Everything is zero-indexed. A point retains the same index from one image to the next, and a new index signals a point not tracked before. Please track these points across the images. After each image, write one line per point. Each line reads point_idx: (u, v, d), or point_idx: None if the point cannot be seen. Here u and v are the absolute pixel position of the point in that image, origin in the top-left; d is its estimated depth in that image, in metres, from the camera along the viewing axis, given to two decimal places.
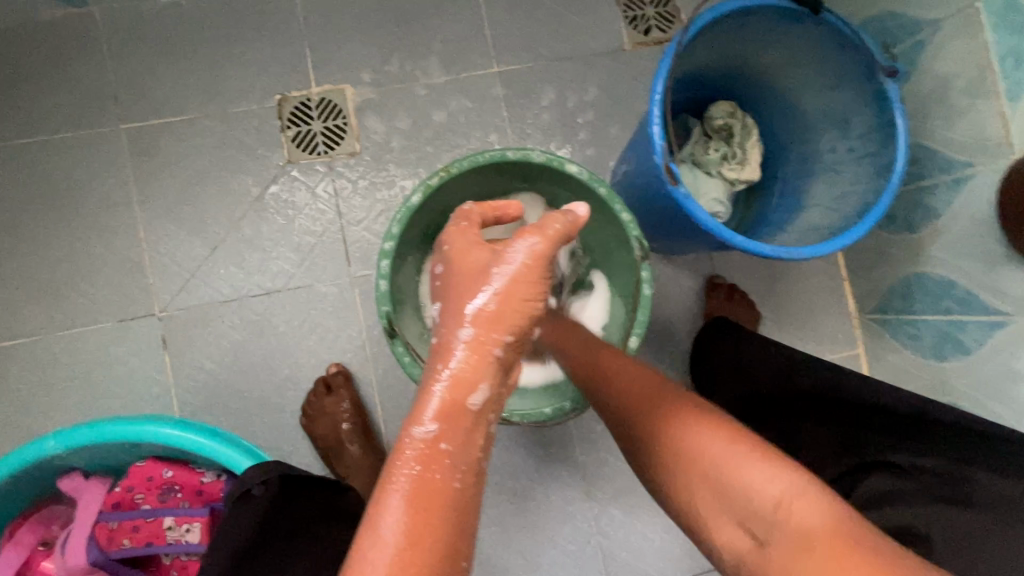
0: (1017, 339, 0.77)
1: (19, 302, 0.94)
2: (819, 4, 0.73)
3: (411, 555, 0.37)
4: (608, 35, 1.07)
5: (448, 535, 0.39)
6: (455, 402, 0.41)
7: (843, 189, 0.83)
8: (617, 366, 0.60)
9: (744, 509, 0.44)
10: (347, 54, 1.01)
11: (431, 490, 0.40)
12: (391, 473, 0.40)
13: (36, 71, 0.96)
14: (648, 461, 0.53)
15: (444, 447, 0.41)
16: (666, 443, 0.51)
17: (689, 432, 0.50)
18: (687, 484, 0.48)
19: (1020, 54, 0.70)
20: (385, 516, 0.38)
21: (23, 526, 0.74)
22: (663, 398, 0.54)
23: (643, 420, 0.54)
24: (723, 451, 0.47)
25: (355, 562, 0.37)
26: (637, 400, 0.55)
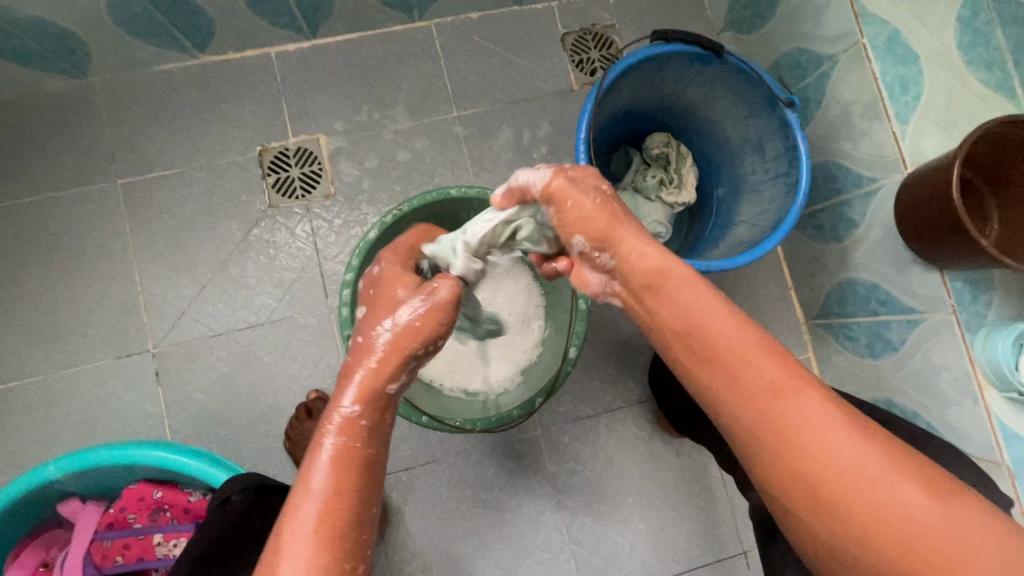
0: (933, 334, 0.84)
1: (24, 345, 1.02)
2: (720, 48, 0.86)
3: (331, 512, 0.50)
4: (557, 78, 1.18)
5: (362, 495, 0.52)
6: (379, 388, 0.57)
7: (763, 206, 0.92)
8: (722, 332, 0.55)
9: (820, 462, 0.48)
10: (320, 107, 1.12)
11: (353, 460, 0.53)
12: (321, 444, 0.54)
13: (42, 137, 1.07)
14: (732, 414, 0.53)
15: (362, 421, 0.55)
16: (777, 415, 0.51)
17: (853, 450, 0.48)
18: (775, 454, 0.51)
19: (906, 81, 0.83)
20: (314, 473, 0.52)
21: (26, 549, 0.82)
22: (829, 407, 0.50)
23: (760, 393, 0.52)
24: (852, 454, 0.48)
25: (290, 512, 0.50)
26: (790, 406, 0.51)
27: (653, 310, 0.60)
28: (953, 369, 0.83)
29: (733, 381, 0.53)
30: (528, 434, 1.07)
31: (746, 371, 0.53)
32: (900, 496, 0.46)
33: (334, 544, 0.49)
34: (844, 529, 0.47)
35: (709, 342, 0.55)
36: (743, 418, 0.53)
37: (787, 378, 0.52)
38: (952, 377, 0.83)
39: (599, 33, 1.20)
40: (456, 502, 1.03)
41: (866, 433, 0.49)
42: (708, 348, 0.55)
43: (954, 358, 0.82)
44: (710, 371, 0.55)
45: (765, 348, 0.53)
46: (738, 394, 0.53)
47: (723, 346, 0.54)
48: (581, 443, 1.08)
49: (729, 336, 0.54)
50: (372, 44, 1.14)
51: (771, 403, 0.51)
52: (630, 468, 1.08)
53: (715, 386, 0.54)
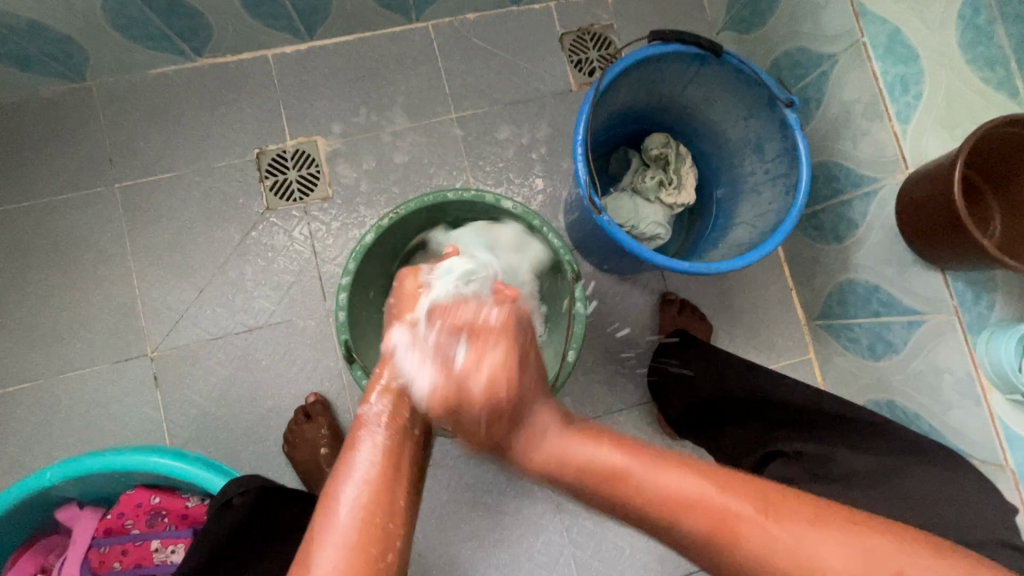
0: (935, 336, 0.84)
1: (23, 349, 1.02)
2: (719, 48, 0.85)
3: (364, 509, 0.49)
4: (556, 78, 1.17)
5: (392, 487, 0.51)
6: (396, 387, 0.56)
7: (763, 207, 0.91)
8: (660, 480, 0.48)
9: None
10: (318, 109, 1.12)
11: (387, 451, 0.53)
12: (354, 440, 0.54)
13: (40, 141, 1.07)
14: (707, 558, 0.48)
15: (386, 416, 0.55)
16: (749, 550, 0.46)
17: (822, 566, 0.45)
18: None
19: (906, 80, 0.82)
20: (348, 465, 0.52)
21: (24, 554, 0.82)
22: (785, 528, 0.46)
23: (722, 536, 0.47)
24: (827, 560, 0.45)
25: (325, 504, 0.50)
26: (749, 544, 0.46)
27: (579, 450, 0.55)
28: (955, 371, 0.82)
29: (696, 538, 0.47)
30: None
31: (697, 518, 0.47)
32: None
33: (371, 523, 0.49)
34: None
35: (651, 501, 0.48)
36: (710, 563, 0.48)
37: (732, 510, 0.47)
38: (954, 379, 0.82)
39: (598, 33, 1.19)
40: (456, 506, 1.03)
41: (821, 526, 0.47)
42: (651, 510, 0.48)
43: (956, 360, 0.81)
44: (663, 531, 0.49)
45: (702, 483, 0.48)
46: (696, 546, 0.48)
47: (667, 505, 0.48)
48: None
49: (668, 492, 0.48)
50: (369, 46, 1.14)
51: (730, 550, 0.47)
52: None
53: (672, 544, 0.49)
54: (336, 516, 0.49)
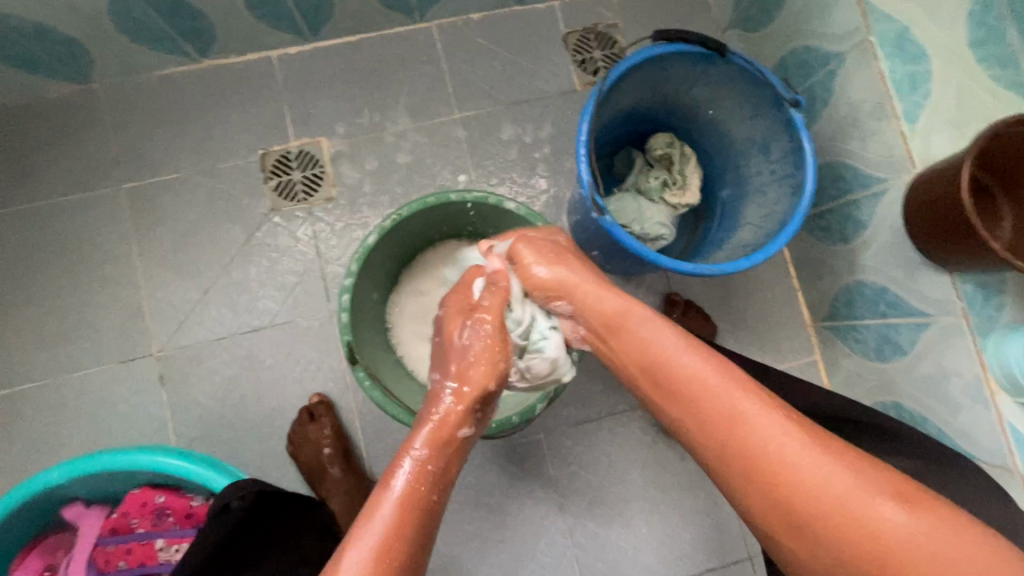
0: (943, 338, 0.82)
1: (31, 348, 1.03)
2: (724, 47, 0.84)
3: (395, 547, 0.49)
4: (560, 78, 1.17)
5: (425, 530, 0.52)
6: (447, 433, 0.58)
7: (768, 208, 0.91)
8: (686, 362, 0.55)
9: (796, 482, 0.48)
10: (322, 110, 1.12)
11: (420, 504, 0.53)
12: (390, 481, 0.53)
13: (48, 143, 1.08)
14: (704, 442, 0.53)
15: (430, 467, 0.55)
16: (745, 436, 0.51)
17: (822, 474, 0.47)
18: (750, 478, 0.50)
19: (915, 80, 0.81)
20: (380, 508, 0.51)
21: (31, 553, 0.83)
22: (794, 429, 0.50)
23: (725, 420, 0.52)
24: (818, 468, 0.48)
25: (351, 537, 0.49)
26: (752, 435, 0.50)
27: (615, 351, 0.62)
28: (963, 374, 0.81)
29: (707, 418, 0.53)
30: (531, 438, 1.06)
31: (712, 397, 0.53)
32: (871, 515, 0.45)
33: (393, 551, 0.49)
34: (818, 549, 0.47)
35: (670, 375, 0.56)
36: (711, 448, 0.53)
37: (742, 402, 0.52)
38: (962, 382, 0.81)
39: (602, 33, 1.19)
40: (458, 506, 1.03)
41: (830, 446, 0.49)
42: (670, 383, 0.56)
43: (964, 363, 0.80)
44: (679, 405, 0.55)
45: (722, 373, 0.54)
46: (704, 430, 0.53)
47: (682, 381, 0.55)
48: (584, 447, 1.07)
49: (689, 371, 0.55)
50: (373, 47, 1.14)
51: (733, 434, 0.51)
52: (633, 473, 1.07)
53: (682, 417, 0.55)
54: (366, 545, 0.48)
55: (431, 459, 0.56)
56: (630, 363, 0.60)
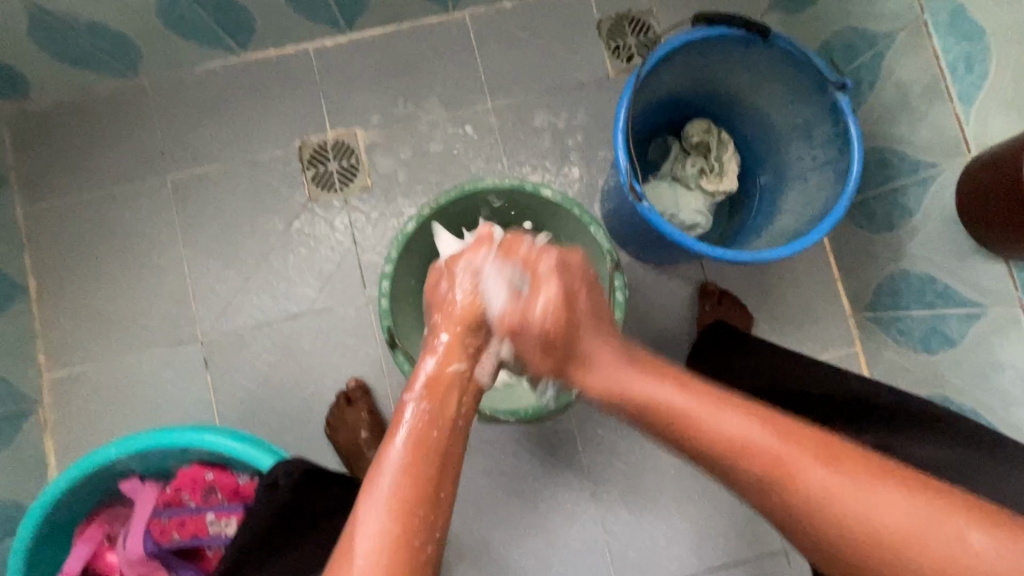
0: (996, 329, 0.79)
1: (86, 332, 1.09)
2: (767, 29, 0.82)
3: (403, 491, 0.49)
4: (593, 66, 1.16)
5: (432, 474, 0.51)
6: (439, 371, 0.58)
7: (811, 194, 0.89)
8: (724, 423, 0.52)
9: (867, 534, 0.47)
10: (357, 101, 1.13)
11: (424, 444, 0.53)
12: (392, 432, 0.53)
13: (99, 136, 1.12)
14: (759, 497, 0.51)
15: (426, 406, 0.55)
16: (800, 492, 0.49)
17: (903, 522, 0.46)
18: (818, 531, 0.49)
19: (971, 58, 0.76)
20: (386, 458, 0.51)
21: (92, 523, 0.88)
22: (856, 480, 0.48)
23: (774, 479, 0.50)
24: (888, 515, 0.46)
25: (364, 492, 0.50)
26: (821, 503, 0.48)
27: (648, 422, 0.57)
28: (1018, 367, 0.78)
29: (759, 479, 0.50)
30: (563, 426, 1.06)
31: (755, 457, 0.50)
32: (944, 548, 0.44)
33: (403, 516, 0.48)
34: None
35: (716, 450, 0.52)
36: (781, 517, 0.50)
37: (788, 457, 0.50)
38: (1017, 375, 0.78)
39: (636, 18, 1.17)
40: (491, 491, 1.04)
41: (885, 483, 0.47)
42: (718, 459, 0.52)
43: (1020, 355, 0.77)
44: (732, 476, 0.52)
45: (767, 437, 0.51)
46: (768, 499, 0.51)
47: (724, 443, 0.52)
48: (616, 436, 1.07)
49: (732, 437, 0.51)
50: (407, 37, 1.15)
51: (799, 503, 0.49)
52: (665, 462, 1.06)
53: (743, 489, 0.52)
54: (373, 509, 0.48)
55: (427, 403, 0.55)
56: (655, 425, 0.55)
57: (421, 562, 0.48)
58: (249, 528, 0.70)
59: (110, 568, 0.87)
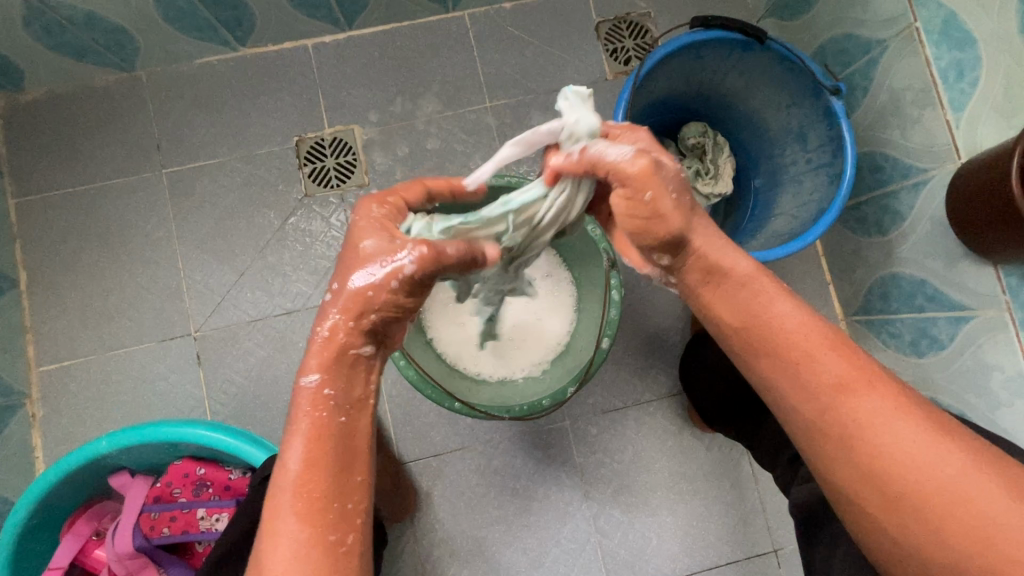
0: (983, 332, 0.81)
1: (76, 326, 1.08)
2: (763, 34, 0.84)
3: (314, 481, 0.52)
4: (591, 68, 1.17)
5: (335, 466, 0.53)
6: (332, 356, 0.54)
7: (804, 197, 0.90)
8: (795, 334, 0.54)
9: (903, 463, 0.49)
10: (355, 98, 1.13)
11: (325, 432, 0.53)
12: (292, 421, 0.53)
13: (94, 128, 1.12)
14: (804, 408, 0.53)
15: (328, 392, 0.54)
16: (850, 411, 0.51)
17: (929, 451, 0.48)
18: (852, 454, 0.51)
19: (962, 67, 0.78)
20: (289, 451, 0.53)
21: (80, 518, 0.88)
22: (905, 408, 0.50)
23: (829, 391, 0.52)
24: (925, 452, 0.48)
25: (274, 486, 0.52)
26: (859, 408, 0.51)
27: (711, 302, 0.59)
28: (1006, 369, 0.79)
29: (814, 388, 0.52)
30: (556, 425, 1.07)
31: (816, 369, 0.53)
32: (972, 491, 0.47)
33: (314, 518, 0.51)
34: (915, 532, 0.48)
35: (770, 334, 0.55)
36: (810, 415, 0.53)
37: (849, 378, 0.52)
38: (1004, 377, 0.80)
39: (634, 21, 1.18)
40: (484, 490, 1.04)
41: (936, 425, 0.50)
42: (772, 346, 0.55)
43: (1007, 357, 0.79)
44: (778, 366, 0.54)
45: (829, 342, 0.53)
46: (807, 394, 0.53)
47: (789, 351, 0.54)
48: (609, 435, 1.07)
49: (793, 327, 0.54)
50: (406, 35, 1.15)
51: (837, 404, 0.51)
52: (658, 462, 1.07)
53: (781, 380, 0.54)
54: (284, 516, 0.51)
55: (326, 393, 0.54)
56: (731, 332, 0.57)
57: (342, 554, 0.52)
58: (238, 522, 0.69)
59: (98, 563, 0.86)
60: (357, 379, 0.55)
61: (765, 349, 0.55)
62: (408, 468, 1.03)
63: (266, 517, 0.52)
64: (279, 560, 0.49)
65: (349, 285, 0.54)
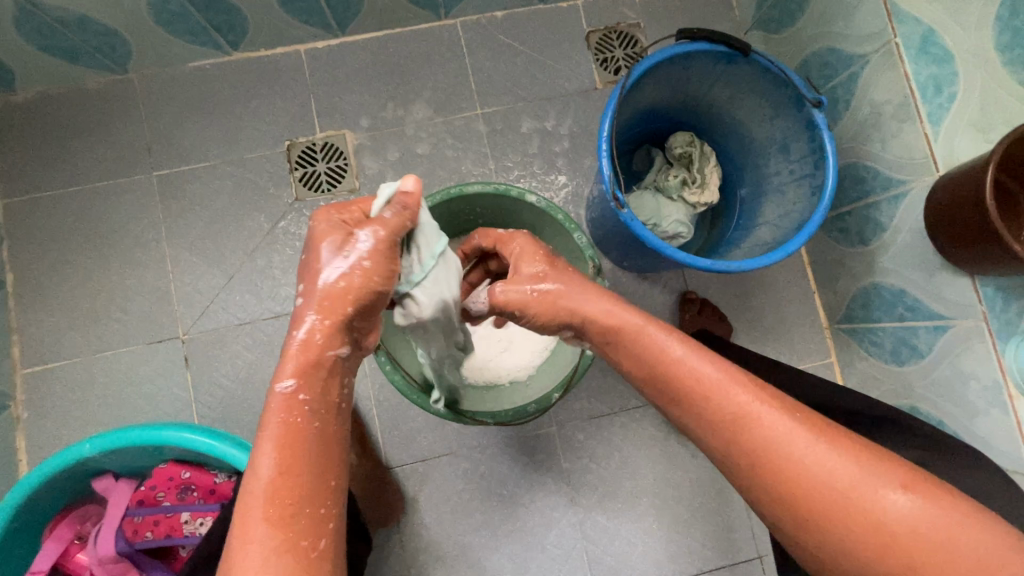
0: (961, 342, 0.82)
1: (63, 328, 1.07)
2: (748, 46, 0.84)
3: (284, 487, 0.52)
4: (581, 77, 1.18)
5: (312, 471, 0.54)
6: (309, 357, 0.56)
7: (787, 207, 0.92)
8: (695, 368, 0.55)
9: (807, 486, 0.50)
10: (347, 104, 1.14)
11: (298, 436, 0.54)
12: (265, 427, 0.54)
13: (84, 130, 1.12)
14: (712, 440, 0.55)
15: (303, 395, 0.55)
16: (751, 441, 0.52)
17: (829, 472, 0.49)
18: (760, 481, 0.52)
19: (939, 82, 0.80)
20: (260, 456, 0.53)
21: (61, 522, 0.87)
22: (805, 429, 0.51)
23: (730, 423, 0.53)
24: (825, 472, 0.50)
25: (242, 494, 0.52)
26: (754, 436, 0.52)
27: (615, 356, 0.61)
28: (982, 378, 0.81)
29: (715, 422, 0.54)
30: (544, 430, 1.07)
31: (716, 400, 0.54)
32: (875, 504, 0.48)
33: (287, 524, 0.51)
34: (833, 548, 0.49)
35: (671, 373, 0.56)
36: (717, 446, 0.54)
37: (746, 407, 0.53)
38: (980, 386, 0.81)
39: (624, 32, 1.20)
40: (470, 495, 1.04)
41: (836, 442, 0.51)
42: (676, 386, 0.56)
43: (983, 366, 0.80)
44: (685, 403, 0.56)
45: (723, 374, 0.55)
46: (708, 426, 0.55)
47: (689, 387, 0.55)
48: (596, 441, 1.08)
49: (690, 362, 0.56)
50: (399, 42, 1.16)
51: (737, 436, 0.53)
52: (644, 469, 1.08)
53: (687, 414, 0.56)
54: (254, 525, 0.50)
55: (302, 397, 0.55)
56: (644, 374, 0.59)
57: (315, 559, 0.51)
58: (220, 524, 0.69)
59: (79, 567, 0.86)
60: (327, 375, 0.57)
61: (672, 385, 0.57)
62: (395, 472, 1.04)
63: (232, 526, 0.51)
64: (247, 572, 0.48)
65: (319, 283, 0.56)
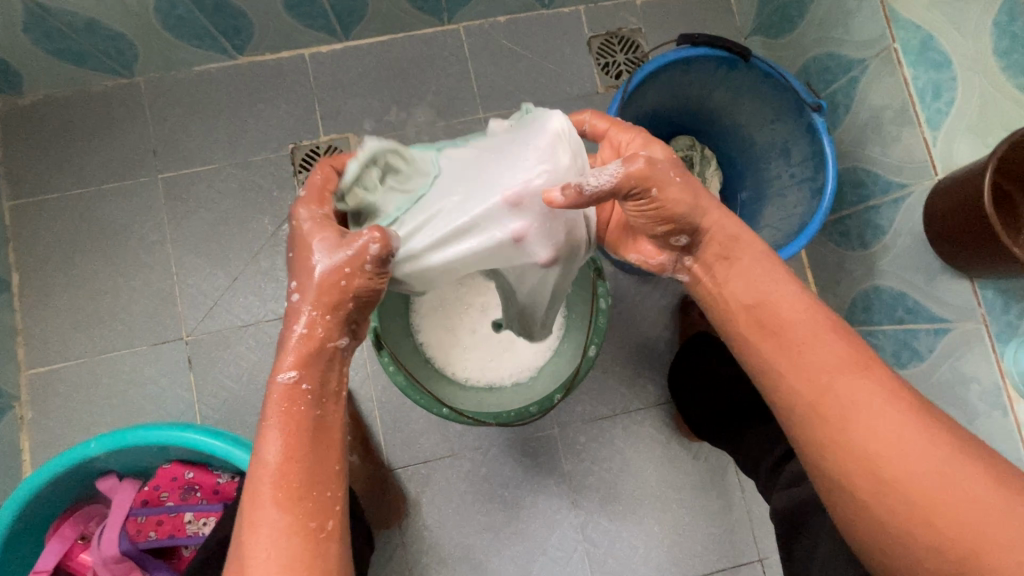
0: (961, 344, 0.83)
1: (68, 329, 1.08)
2: (747, 51, 0.87)
3: (290, 471, 0.53)
4: (583, 81, 1.19)
5: (317, 456, 0.54)
6: (309, 349, 0.56)
7: (788, 210, 0.92)
8: (799, 315, 0.58)
9: (887, 443, 0.52)
10: (351, 108, 1.15)
11: (299, 423, 0.54)
12: (270, 414, 0.54)
13: (91, 133, 1.12)
14: (800, 386, 0.57)
15: (304, 385, 0.55)
16: (843, 390, 0.54)
17: (913, 436, 0.51)
18: (841, 432, 0.54)
19: (938, 87, 0.82)
20: (265, 442, 0.54)
21: (65, 522, 0.87)
22: (898, 393, 0.53)
23: (829, 369, 0.55)
24: (907, 436, 0.51)
25: (251, 477, 0.53)
26: (848, 386, 0.54)
27: (720, 281, 0.63)
28: (982, 381, 0.81)
29: (810, 366, 0.56)
30: (546, 432, 1.08)
31: (814, 348, 0.57)
32: (955, 476, 0.49)
33: (295, 507, 0.52)
34: (896, 509, 0.51)
35: (774, 315, 0.59)
36: (803, 392, 0.56)
37: (844, 358, 0.56)
38: (981, 388, 0.81)
39: (626, 37, 1.21)
40: (472, 497, 1.05)
41: (926, 414, 0.52)
42: (774, 328, 0.59)
43: (983, 369, 0.81)
44: (777, 343, 0.58)
45: (825, 327, 0.57)
46: (802, 373, 0.56)
47: (787, 330, 0.58)
48: (597, 443, 1.08)
49: (793, 310, 0.59)
50: (402, 47, 1.17)
51: (830, 383, 0.55)
52: (645, 471, 1.08)
53: (780, 359, 0.58)
54: (262, 508, 0.51)
55: (302, 388, 0.55)
56: (743, 310, 0.61)
57: (322, 540, 0.52)
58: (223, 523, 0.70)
59: (83, 567, 0.86)
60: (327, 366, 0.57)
61: (773, 325, 0.59)
62: (397, 474, 1.04)
63: (243, 510, 0.53)
64: (257, 549, 0.50)
65: (313, 279, 0.56)
